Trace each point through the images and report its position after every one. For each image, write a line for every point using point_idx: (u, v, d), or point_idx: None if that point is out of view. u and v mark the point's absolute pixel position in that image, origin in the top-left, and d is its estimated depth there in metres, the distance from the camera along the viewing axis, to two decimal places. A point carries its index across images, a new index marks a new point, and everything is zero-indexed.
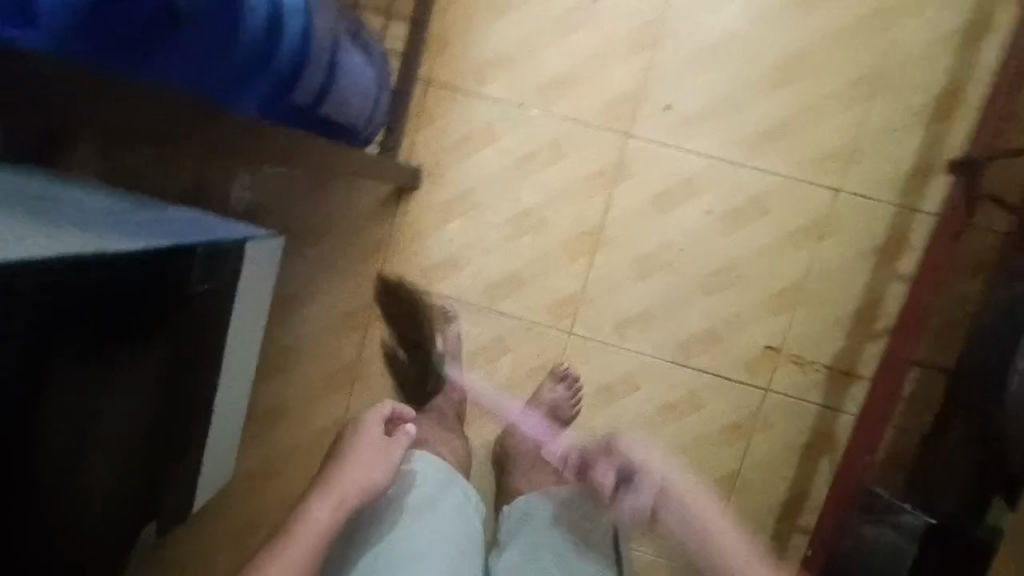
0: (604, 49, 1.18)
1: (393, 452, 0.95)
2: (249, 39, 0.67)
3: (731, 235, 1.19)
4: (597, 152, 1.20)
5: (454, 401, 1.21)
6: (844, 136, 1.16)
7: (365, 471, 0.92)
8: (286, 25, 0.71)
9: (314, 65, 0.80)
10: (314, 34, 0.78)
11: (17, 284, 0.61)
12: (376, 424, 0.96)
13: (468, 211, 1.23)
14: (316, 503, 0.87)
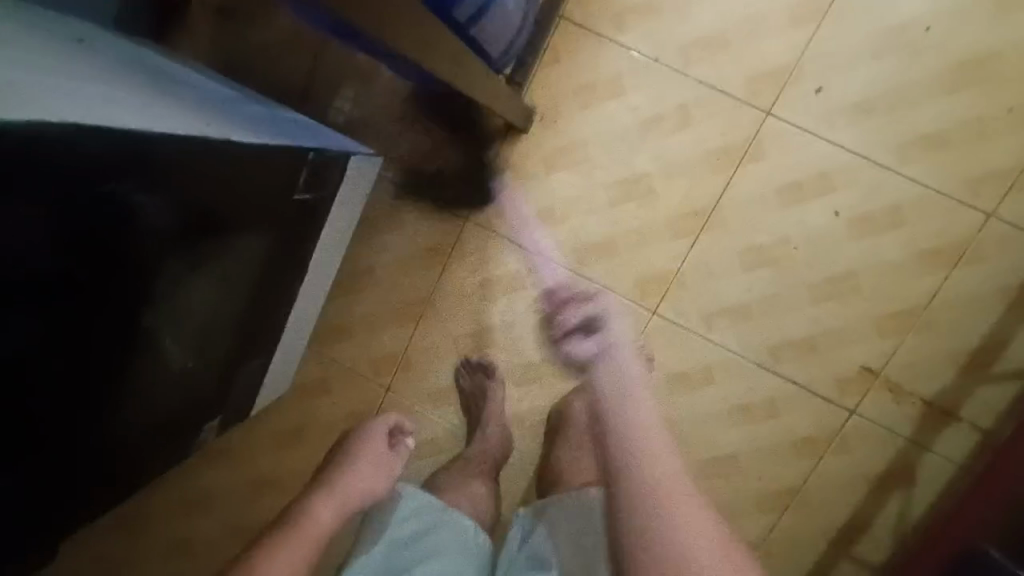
0: (765, 15, 1.07)
1: (395, 463, 1.05)
2: None
3: (855, 242, 1.09)
4: (728, 127, 1.11)
5: (496, 437, 1.18)
6: (1009, 158, 1.04)
7: (366, 480, 0.99)
8: None
9: None
10: None
11: (151, 157, 0.59)
12: (380, 435, 1.07)
13: (576, 164, 1.17)
14: (322, 501, 0.92)
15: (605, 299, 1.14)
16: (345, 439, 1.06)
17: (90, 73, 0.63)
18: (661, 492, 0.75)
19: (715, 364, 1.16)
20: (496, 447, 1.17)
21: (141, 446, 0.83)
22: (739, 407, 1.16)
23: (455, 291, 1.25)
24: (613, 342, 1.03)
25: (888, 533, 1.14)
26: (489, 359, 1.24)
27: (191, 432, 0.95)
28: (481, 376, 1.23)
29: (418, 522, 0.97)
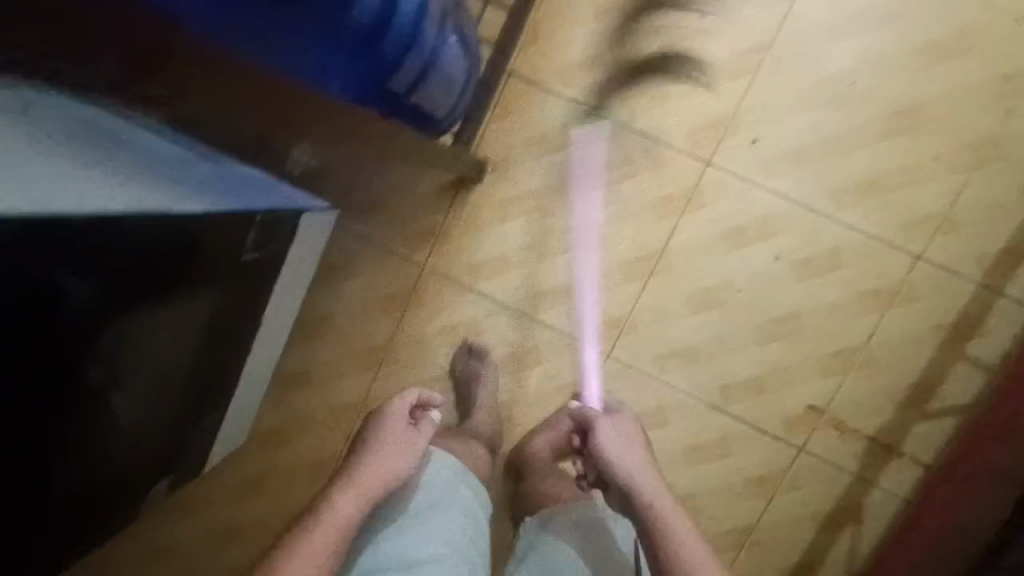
0: (702, 69, 1.11)
1: (417, 441, 0.95)
2: (358, 19, 0.64)
3: (795, 285, 1.13)
4: (672, 177, 1.15)
5: (490, 418, 1.17)
6: (938, 204, 1.07)
7: (387, 465, 0.91)
8: (399, 14, 0.67)
9: (418, 55, 0.73)
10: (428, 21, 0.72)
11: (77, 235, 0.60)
12: (403, 413, 0.96)
13: (528, 213, 1.20)
14: (339, 496, 0.86)
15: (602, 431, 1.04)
16: (368, 421, 0.98)
17: (36, 146, 0.66)
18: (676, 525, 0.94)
19: (668, 406, 1.19)
20: (490, 428, 1.16)
21: (99, 498, 0.84)
22: (693, 447, 1.18)
23: (413, 338, 1.27)
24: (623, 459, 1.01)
25: (840, 566, 1.16)
26: (481, 342, 1.24)
27: (140, 493, 0.94)
28: (474, 361, 1.22)
29: (434, 488, 0.98)
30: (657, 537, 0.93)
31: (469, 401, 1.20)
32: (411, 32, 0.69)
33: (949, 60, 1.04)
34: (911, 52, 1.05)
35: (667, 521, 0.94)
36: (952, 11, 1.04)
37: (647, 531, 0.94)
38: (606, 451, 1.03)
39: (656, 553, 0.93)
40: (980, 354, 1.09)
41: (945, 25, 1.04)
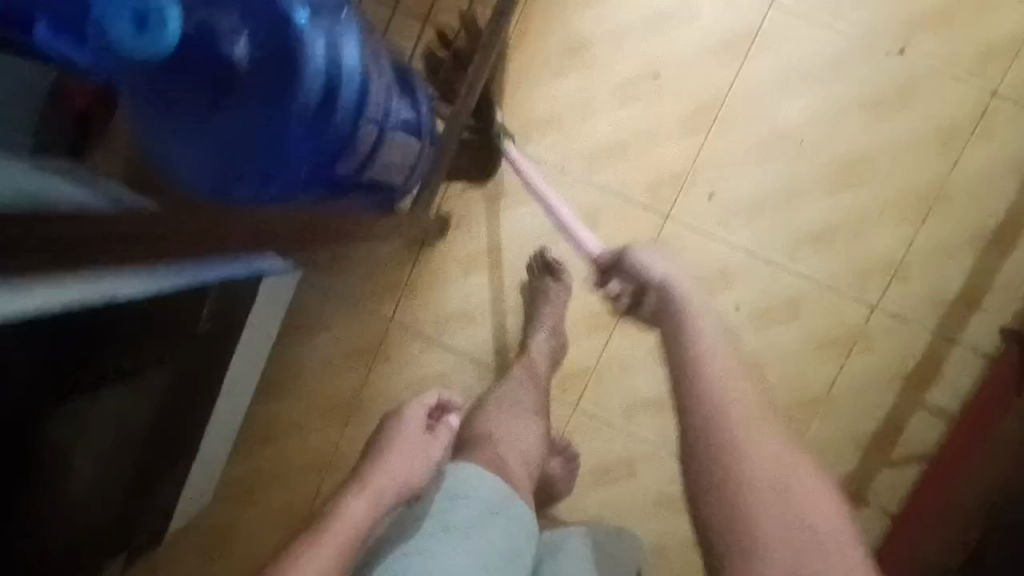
0: (658, 126, 1.13)
1: (433, 448, 1.03)
2: (301, 103, 0.65)
3: (755, 336, 1.14)
4: (631, 231, 1.16)
5: (547, 343, 1.16)
6: (891, 255, 1.08)
7: (402, 469, 0.97)
8: (342, 94, 0.69)
9: (364, 135, 0.75)
10: (370, 100, 0.74)
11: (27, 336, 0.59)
12: (417, 420, 1.05)
13: (493, 266, 1.21)
14: (353, 498, 0.90)
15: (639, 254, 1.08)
16: (386, 422, 1.07)
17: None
18: (735, 417, 0.66)
19: (635, 456, 1.19)
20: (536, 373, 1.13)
21: None
22: (662, 498, 1.19)
23: (380, 392, 1.26)
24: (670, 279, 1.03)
25: None
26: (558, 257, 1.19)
27: (102, 560, 0.95)
28: (549, 278, 1.18)
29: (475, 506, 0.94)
30: (714, 436, 0.65)
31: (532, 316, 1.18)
32: (356, 111, 0.71)
33: (896, 114, 1.05)
34: (859, 107, 1.06)
35: (701, 379, 0.69)
36: (898, 65, 1.04)
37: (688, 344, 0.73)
38: (687, 329, 0.80)
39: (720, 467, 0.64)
40: (938, 400, 1.11)
41: (893, 80, 1.05)
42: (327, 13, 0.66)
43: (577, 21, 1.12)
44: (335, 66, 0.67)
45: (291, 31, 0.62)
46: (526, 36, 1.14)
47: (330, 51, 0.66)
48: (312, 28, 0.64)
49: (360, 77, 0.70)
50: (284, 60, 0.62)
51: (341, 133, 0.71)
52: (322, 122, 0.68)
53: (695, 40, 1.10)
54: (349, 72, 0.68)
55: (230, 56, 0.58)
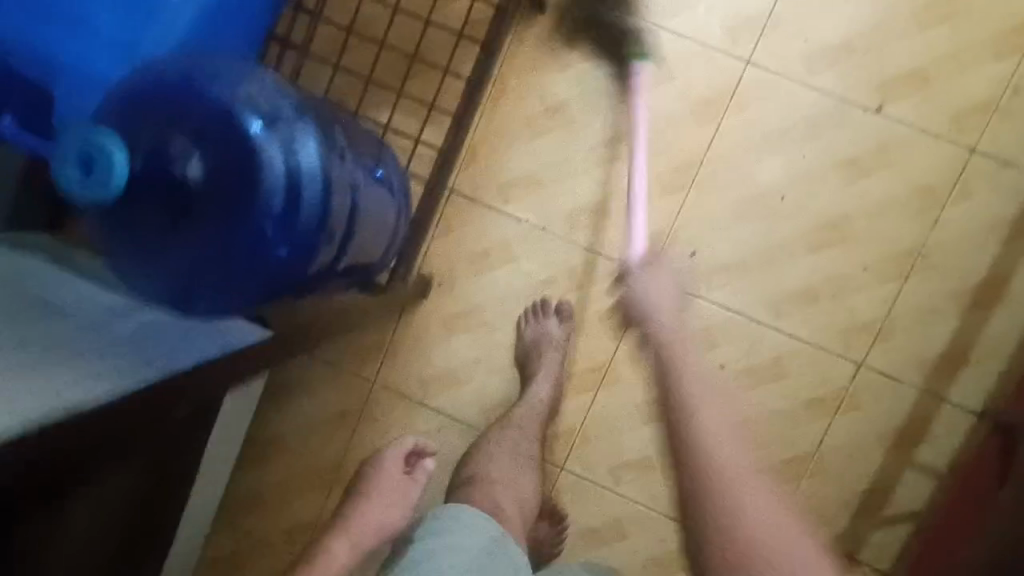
0: (638, 185, 1.12)
1: (410, 491, 1.09)
2: (263, 209, 0.62)
3: (742, 394, 1.13)
4: (615, 290, 1.15)
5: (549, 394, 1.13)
6: (874, 312, 1.09)
7: (382, 513, 1.05)
8: (304, 188, 0.63)
9: (337, 222, 0.70)
10: (337, 187, 0.69)
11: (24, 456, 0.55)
12: (396, 463, 1.09)
13: (475, 327, 1.19)
14: (334, 541, 1.01)
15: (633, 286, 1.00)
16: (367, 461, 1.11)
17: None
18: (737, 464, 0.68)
19: (625, 517, 1.18)
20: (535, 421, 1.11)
21: None
22: (653, 559, 1.18)
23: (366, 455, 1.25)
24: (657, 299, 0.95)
25: None
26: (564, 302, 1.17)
27: None
28: (548, 322, 1.15)
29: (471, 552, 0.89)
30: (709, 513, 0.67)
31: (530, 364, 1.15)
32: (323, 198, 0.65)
33: (873, 173, 1.06)
34: (837, 167, 1.07)
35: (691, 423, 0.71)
36: (875, 127, 1.05)
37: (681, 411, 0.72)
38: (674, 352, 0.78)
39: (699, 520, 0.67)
40: (926, 457, 1.10)
41: (870, 141, 1.06)
42: (286, 118, 0.65)
43: (553, 83, 1.12)
44: (295, 167, 0.63)
45: (245, 139, 0.62)
46: (505, 96, 1.13)
47: (290, 154, 0.63)
48: (269, 134, 0.62)
49: (324, 176, 0.66)
50: (238, 167, 0.61)
51: (312, 239, 0.65)
52: (287, 226, 0.63)
53: (674, 98, 1.09)
54: (312, 173, 0.64)
55: (180, 175, 0.59)
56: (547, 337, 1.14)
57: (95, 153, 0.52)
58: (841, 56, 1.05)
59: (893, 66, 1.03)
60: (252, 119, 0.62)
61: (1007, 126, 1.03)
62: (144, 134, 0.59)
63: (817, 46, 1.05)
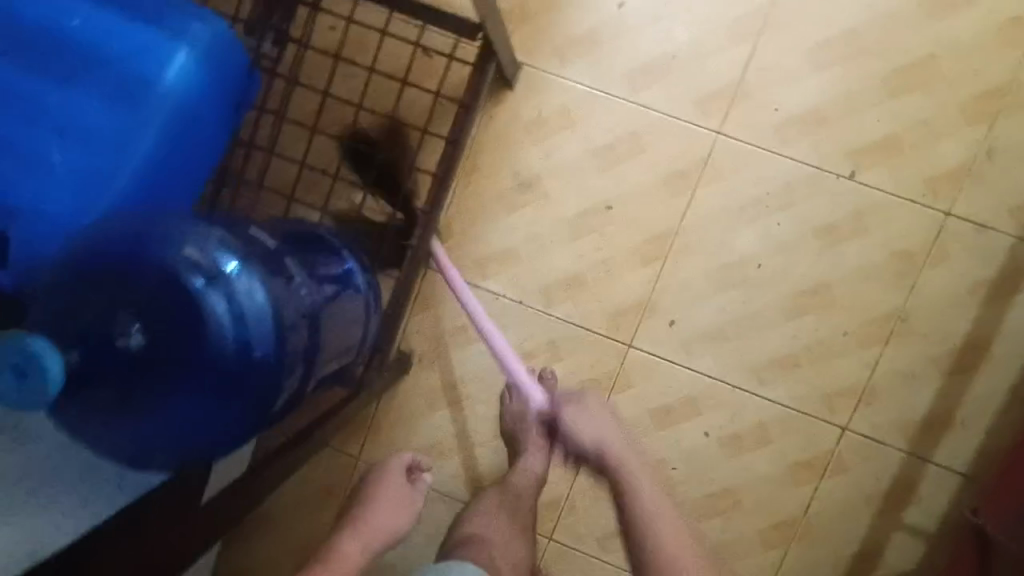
0: (615, 256, 1.11)
1: (414, 497, 0.98)
2: (205, 356, 0.59)
3: (728, 461, 1.12)
4: (596, 361, 1.14)
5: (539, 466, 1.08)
6: (856, 377, 1.08)
7: (388, 518, 0.94)
8: (253, 327, 0.61)
9: (296, 354, 0.66)
10: (290, 319, 0.65)
11: None
12: (396, 473, 0.99)
13: (458, 401, 1.18)
14: (343, 541, 0.88)
15: (569, 416, 1.02)
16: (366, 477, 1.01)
17: None
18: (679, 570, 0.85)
19: None
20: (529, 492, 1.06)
21: None
22: None
23: None
24: (607, 442, 0.98)
25: None
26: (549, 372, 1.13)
27: None
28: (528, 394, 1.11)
29: None
30: None
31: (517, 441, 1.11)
32: (275, 333, 0.62)
33: (851, 239, 1.05)
34: (814, 232, 1.06)
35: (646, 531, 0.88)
36: (849, 194, 1.04)
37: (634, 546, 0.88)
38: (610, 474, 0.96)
39: None
40: (916, 519, 1.09)
41: (845, 208, 1.05)
42: (235, 264, 0.61)
43: (526, 157, 1.11)
44: (243, 318, 0.60)
45: (188, 296, 0.59)
46: (477, 172, 1.12)
47: (235, 304, 0.60)
48: (211, 288, 0.59)
49: (276, 318, 0.62)
50: (180, 315, 0.59)
51: (265, 383, 0.62)
52: (234, 377, 0.60)
53: (647, 170, 1.09)
54: (260, 317, 0.61)
55: (124, 347, 0.57)
56: (529, 409, 1.10)
57: (24, 358, 0.51)
58: (811, 125, 1.04)
59: (863, 134, 1.03)
60: (190, 275, 0.59)
61: (980, 191, 1.02)
62: (85, 316, 0.57)
63: (786, 116, 1.04)
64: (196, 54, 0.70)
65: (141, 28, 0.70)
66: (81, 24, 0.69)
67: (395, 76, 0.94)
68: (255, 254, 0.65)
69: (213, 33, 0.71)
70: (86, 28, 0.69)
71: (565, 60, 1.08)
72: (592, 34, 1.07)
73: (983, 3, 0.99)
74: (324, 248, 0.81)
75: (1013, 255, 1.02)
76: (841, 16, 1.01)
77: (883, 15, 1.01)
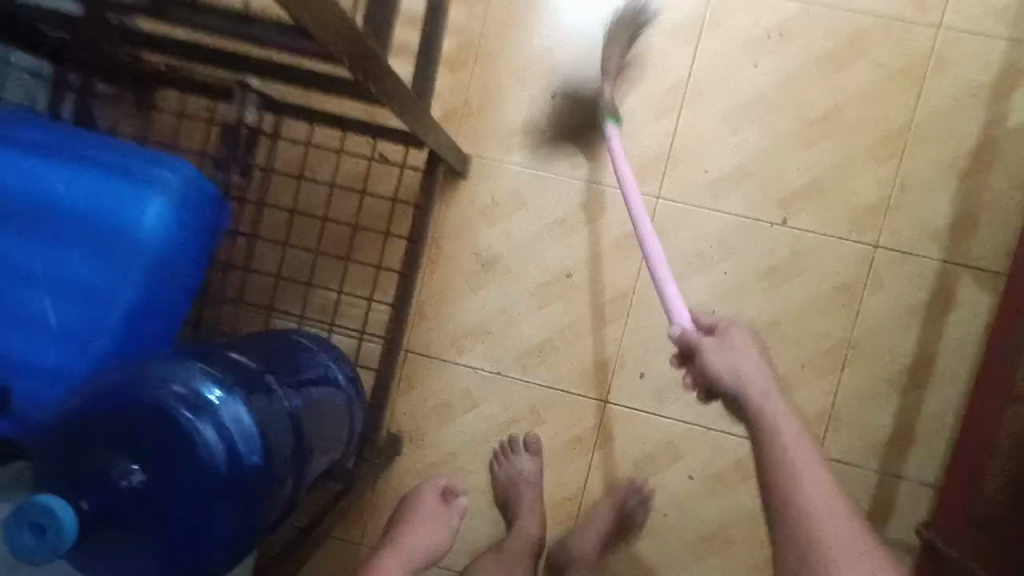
0: (579, 321, 1.19)
1: (449, 519, 1.07)
2: (201, 477, 0.67)
3: (715, 500, 1.17)
4: (576, 420, 1.19)
5: (535, 527, 1.13)
6: (820, 406, 1.14)
7: (423, 536, 1.04)
8: (240, 442, 0.69)
9: (286, 458, 0.74)
10: (274, 428, 0.74)
11: None
12: (433, 496, 1.09)
13: (449, 477, 1.21)
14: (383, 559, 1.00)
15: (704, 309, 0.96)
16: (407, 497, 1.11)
17: None
18: None
19: None
20: (527, 553, 1.11)
21: None
22: None
23: None
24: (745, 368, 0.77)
25: None
26: (531, 436, 1.18)
27: None
28: (515, 461, 1.16)
29: None
30: None
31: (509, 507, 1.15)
32: (261, 444, 0.71)
33: (793, 279, 1.13)
34: (759, 276, 1.14)
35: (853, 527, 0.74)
36: (785, 237, 1.13)
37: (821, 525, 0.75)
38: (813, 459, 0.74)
39: None
40: (899, 535, 1.14)
41: (782, 251, 1.13)
42: (219, 394, 0.70)
43: (485, 239, 1.20)
44: (232, 440, 0.69)
45: (180, 431, 0.67)
46: (442, 258, 1.21)
47: (223, 430, 0.69)
48: (200, 419, 0.68)
49: (261, 434, 0.71)
50: (173, 447, 0.67)
51: (259, 491, 0.70)
52: (230, 493, 0.69)
53: (599, 238, 1.18)
54: (247, 436, 0.70)
55: (127, 485, 0.64)
56: (518, 475, 1.15)
57: (41, 516, 0.57)
58: (738, 182, 1.14)
59: (788, 182, 1.13)
60: (179, 411, 0.68)
61: (901, 222, 1.11)
62: (85, 462, 0.64)
63: (717, 175, 1.14)
64: (172, 202, 0.79)
65: (116, 183, 0.77)
66: (65, 188, 0.77)
67: (354, 187, 1.01)
68: (236, 380, 0.74)
69: (185, 180, 0.80)
70: (67, 192, 0.77)
71: (510, 148, 1.19)
72: (530, 124, 1.19)
73: (873, 56, 1.10)
74: (301, 358, 0.89)
75: (942, 275, 1.10)
76: (749, 82, 1.12)
77: (786, 78, 1.12)
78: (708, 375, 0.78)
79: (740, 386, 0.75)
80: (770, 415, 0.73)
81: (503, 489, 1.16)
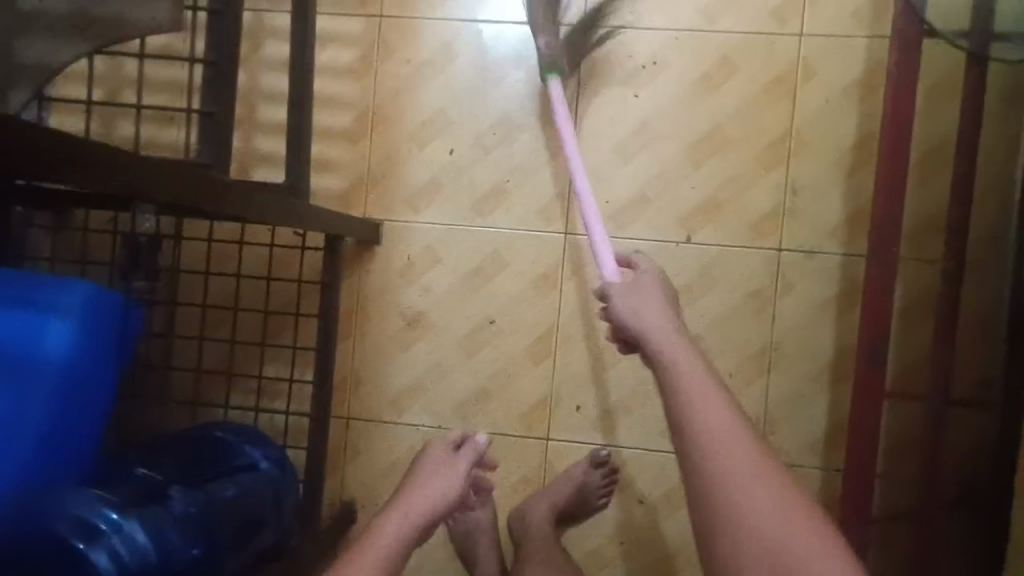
0: (509, 365, 1.21)
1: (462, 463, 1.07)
2: None
3: (668, 520, 1.18)
4: (522, 462, 1.21)
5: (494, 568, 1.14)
6: (753, 412, 1.16)
7: (435, 484, 1.03)
8: (130, 562, 0.73)
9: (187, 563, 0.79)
10: (166, 540, 0.77)
11: None
12: (441, 447, 1.10)
13: None
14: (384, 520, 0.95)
15: (623, 301, 0.80)
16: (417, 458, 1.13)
17: None
18: (723, 446, 0.67)
19: None
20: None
21: None
22: None
23: None
24: (644, 326, 0.77)
25: None
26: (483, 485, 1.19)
27: None
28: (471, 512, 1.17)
29: None
30: (717, 488, 0.66)
31: (466, 554, 1.17)
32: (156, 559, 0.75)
33: (706, 293, 1.16)
34: (674, 295, 1.17)
35: (690, 427, 0.68)
36: (691, 256, 1.16)
37: (697, 438, 0.68)
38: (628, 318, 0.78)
39: (706, 491, 0.66)
40: None
41: (691, 267, 1.16)
42: (115, 518, 0.73)
43: (407, 298, 1.22)
44: (125, 562, 0.72)
45: (74, 560, 0.70)
46: (369, 322, 1.23)
47: (116, 553, 0.72)
48: (93, 547, 0.71)
49: (156, 549, 0.75)
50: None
51: None
52: None
53: (517, 280, 1.20)
54: (139, 555, 0.74)
55: None
56: (473, 524, 1.16)
57: None
58: (639, 207, 1.17)
59: (686, 202, 1.16)
60: (72, 541, 0.70)
61: (798, 225, 1.14)
62: None
63: (618, 204, 1.18)
64: (72, 319, 0.73)
65: (9, 309, 0.71)
66: None
67: (259, 274, 1.05)
68: (130, 499, 0.78)
69: (85, 295, 0.75)
70: None
71: (417, 208, 1.21)
72: (434, 180, 1.21)
73: (745, 74, 1.15)
74: (218, 451, 0.96)
75: (844, 268, 1.14)
76: (631, 112, 1.17)
77: (666, 103, 1.16)
78: (619, 322, 0.79)
79: (638, 324, 0.77)
80: (669, 354, 0.74)
81: (461, 540, 1.17)
